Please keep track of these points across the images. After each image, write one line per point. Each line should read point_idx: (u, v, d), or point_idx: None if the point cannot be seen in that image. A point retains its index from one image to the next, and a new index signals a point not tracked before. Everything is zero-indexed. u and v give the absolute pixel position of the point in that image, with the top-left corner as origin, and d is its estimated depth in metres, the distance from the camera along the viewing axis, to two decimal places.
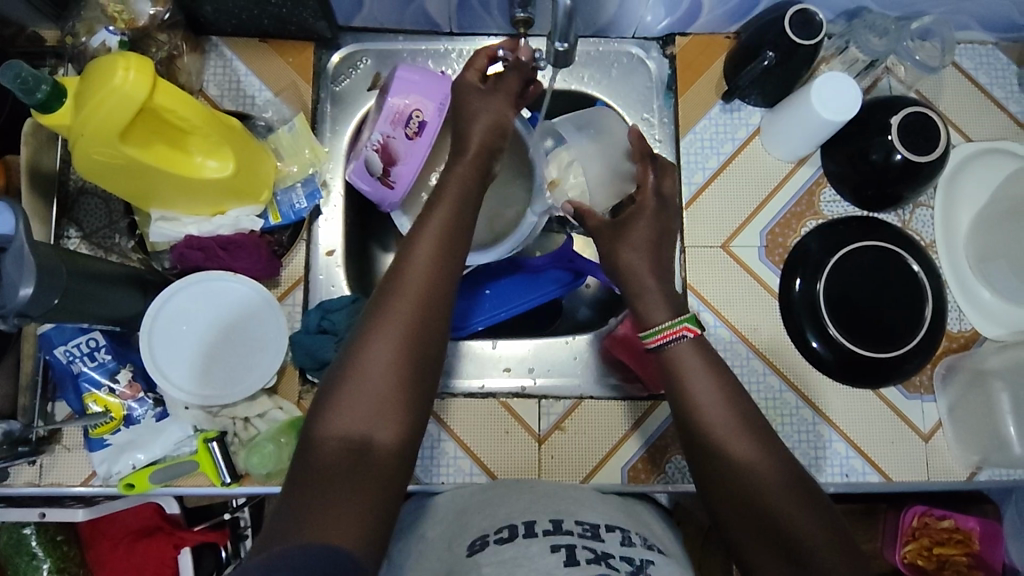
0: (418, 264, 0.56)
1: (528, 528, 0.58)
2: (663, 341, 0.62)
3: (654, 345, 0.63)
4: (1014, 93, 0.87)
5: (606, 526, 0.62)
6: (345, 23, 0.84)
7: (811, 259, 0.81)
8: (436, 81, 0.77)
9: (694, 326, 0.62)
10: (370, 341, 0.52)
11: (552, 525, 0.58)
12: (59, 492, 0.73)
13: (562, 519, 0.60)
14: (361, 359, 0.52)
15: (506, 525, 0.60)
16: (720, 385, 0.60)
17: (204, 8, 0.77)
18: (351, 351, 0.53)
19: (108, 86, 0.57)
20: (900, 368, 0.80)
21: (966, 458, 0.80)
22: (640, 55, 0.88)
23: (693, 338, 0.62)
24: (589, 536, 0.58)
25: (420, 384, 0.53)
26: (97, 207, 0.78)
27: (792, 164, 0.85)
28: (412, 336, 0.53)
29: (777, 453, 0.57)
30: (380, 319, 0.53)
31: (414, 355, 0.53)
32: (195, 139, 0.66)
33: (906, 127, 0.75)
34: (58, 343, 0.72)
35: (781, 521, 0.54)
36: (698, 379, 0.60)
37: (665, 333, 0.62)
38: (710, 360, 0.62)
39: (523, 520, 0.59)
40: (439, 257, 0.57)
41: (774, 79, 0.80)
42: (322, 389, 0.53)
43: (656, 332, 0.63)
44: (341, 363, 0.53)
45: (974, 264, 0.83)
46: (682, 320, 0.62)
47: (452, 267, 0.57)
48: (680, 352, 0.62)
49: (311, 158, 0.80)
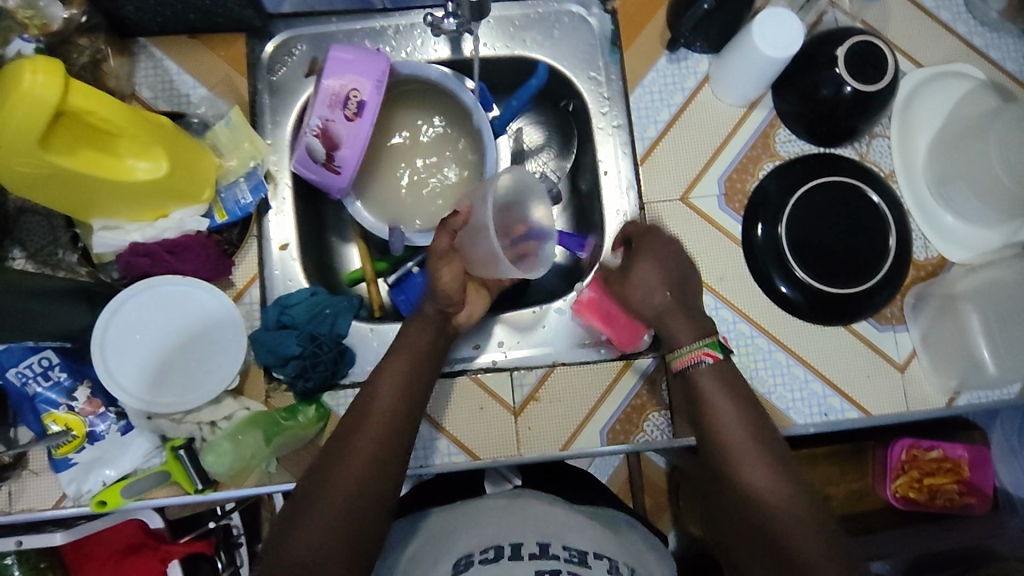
0: (396, 394, 0.65)
1: (514, 551, 0.60)
2: (686, 363, 0.68)
3: (681, 367, 0.69)
4: (961, 14, 0.85)
5: (594, 553, 0.62)
6: (274, 10, 0.81)
7: (771, 203, 0.81)
8: (371, 58, 0.74)
9: (713, 349, 0.68)
10: (354, 456, 0.60)
11: (538, 548, 0.60)
12: (32, 517, 0.72)
13: (550, 542, 0.62)
14: (344, 471, 0.59)
15: (491, 546, 0.61)
16: (732, 395, 0.67)
17: (125, 8, 0.73)
18: (355, 415, 0.64)
19: (16, 91, 0.54)
20: (870, 300, 0.80)
21: (943, 384, 0.81)
22: (581, 12, 0.85)
23: (712, 362, 0.68)
24: (575, 561, 0.59)
25: (388, 497, 0.60)
26: (38, 224, 0.75)
27: (745, 108, 0.84)
28: (385, 456, 0.61)
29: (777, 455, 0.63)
30: (359, 440, 0.61)
31: (392, 464, 0.61)
32: (123, 141, 0.63)
33: (852, 58, 0.74)
34: (9, 365, 0.69)
35: (773, 516, 0.59)
36: (716, 390, 0.67)
37: (690, 355, 0.68)
38: (725, 375, 0.68)
39: (509, 543, 0.61)
40: (409, 391, 0.66)
41: (717, 22, 0.77)
42: (332, 441, 0.63)
43: (680, 354, 0.69)
44: (348, 423, 0.63)
45: (934, 190, 0.82)
46: (703, 345, 0.68)
47: (420, 395, 0.66)
48: (701, 372, 0.68)
49: (251, 150, 0.77)
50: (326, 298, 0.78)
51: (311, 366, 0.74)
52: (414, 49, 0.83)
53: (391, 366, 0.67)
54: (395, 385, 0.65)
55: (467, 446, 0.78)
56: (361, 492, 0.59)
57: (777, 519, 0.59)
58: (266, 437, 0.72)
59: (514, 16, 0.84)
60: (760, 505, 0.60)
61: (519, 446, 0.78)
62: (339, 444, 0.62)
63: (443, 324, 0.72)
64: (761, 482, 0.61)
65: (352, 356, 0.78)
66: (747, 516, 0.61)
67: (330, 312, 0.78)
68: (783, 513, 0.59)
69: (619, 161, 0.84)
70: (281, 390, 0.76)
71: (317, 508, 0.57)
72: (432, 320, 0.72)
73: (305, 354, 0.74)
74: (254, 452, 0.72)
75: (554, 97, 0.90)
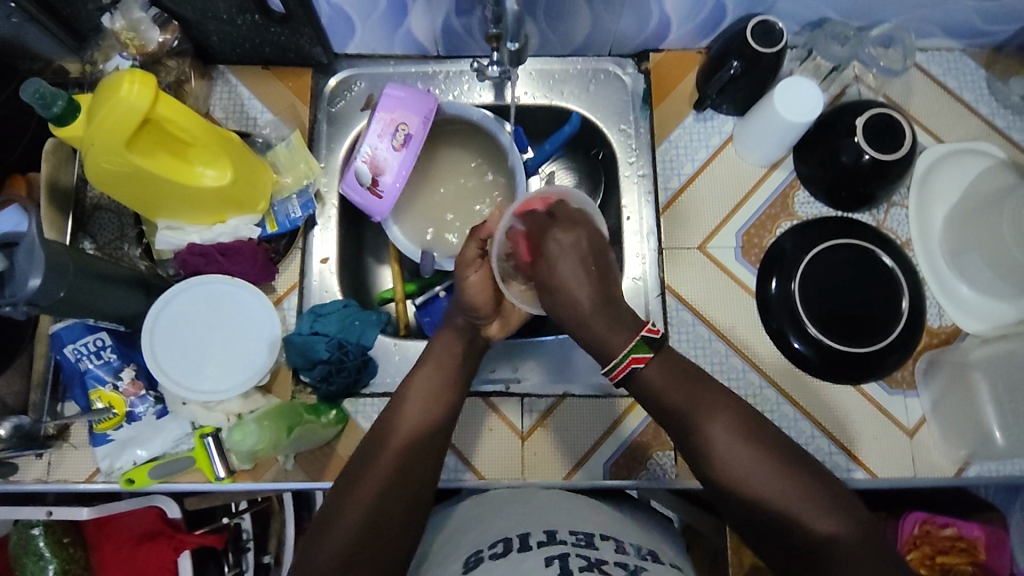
0: (418, 407, 0.68)
1: (522, 542, 0.61)
2: (623, 372, 0.63)
3: (618, 377, 0.63)
4: (983, 96, 0.88)
5: (601, 534, 0.63)
6: (340, 49, 0.89)
7: (787, 259, 0.84)
8: (421, 97, 0.82)
9: (643, 354, 0.63)
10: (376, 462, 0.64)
11: (546, 536, 0.61)
12: (64, 487, 0.78)
13: (557, 530, 0.63)
14: (366, 477, 0.63)
15: (500, 540, 0.62)
16: (695, 400, 0.62)
17: (211, 38, 0.83)
18: (378, 436, 0.67)
19: (114, 98, 0.63)
20: (882, 363, 0.81)
21: (953, 453, 0.80)
22: (616, 71, 0.92)
23: (646, 365, 0.63)
24: (582, 544, 0.60)
25: (416, 500, 0.63)
26: (110, 221, 0.83)
27: (766, 168, 0.88)
28: (408, 462, 0.64)
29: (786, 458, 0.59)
30: (381, 451, 0.65)
31: (409, 475, 0.64)
32: (195, 151, 0.72)
33: (870, 128, 0.78)
34: (68, 342, 0.76)
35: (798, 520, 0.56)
36: (692, 403, 0.62)
37: (619, 367, 0.63)
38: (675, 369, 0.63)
39: (518, 534, 0.63)
40: (433, 402, 0.69)
41: (742, 87, 0.83)
42: (355, 461, 0.65)
43: (612, 365, 0.63)
44: (371, 446, 0.66)
45: (949, 259, 0.84)
46: (630, 352, 0.62)
47: (444, 406, 0.70)
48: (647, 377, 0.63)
49: (306, 171, 0.85)
50: (358, 310, 0.84)
51: (336, 371, 0.79)
52: (460, 93, 0.91)
53: (413, 380, 0.71)
54: (418, 398, 0.69)
55: (475, 464, 0.81)
56: (386, 495, 0.62)
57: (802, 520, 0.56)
58: (288, 426, 0.76)
59: (554, 70, 0.92)
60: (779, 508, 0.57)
61: (525, 470, 0.81)
62: (365, 455, 0.65)
63: (473, 334, 0.76)
64: (773, 491, 0.57)
65: (374, 368, 0.83)
66: (771, 526, 0.57)
67: (359, 324, 0.83)
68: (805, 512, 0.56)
69: (642, 208, 0.88)
70: (306, 393, 0.81)
71: (341, 515, 0.60)
72: (462, 331, 0.76)
73: (332, 359, 0.79)
74: (275, 440, 0.75)
75: (586, 145, 0.96)
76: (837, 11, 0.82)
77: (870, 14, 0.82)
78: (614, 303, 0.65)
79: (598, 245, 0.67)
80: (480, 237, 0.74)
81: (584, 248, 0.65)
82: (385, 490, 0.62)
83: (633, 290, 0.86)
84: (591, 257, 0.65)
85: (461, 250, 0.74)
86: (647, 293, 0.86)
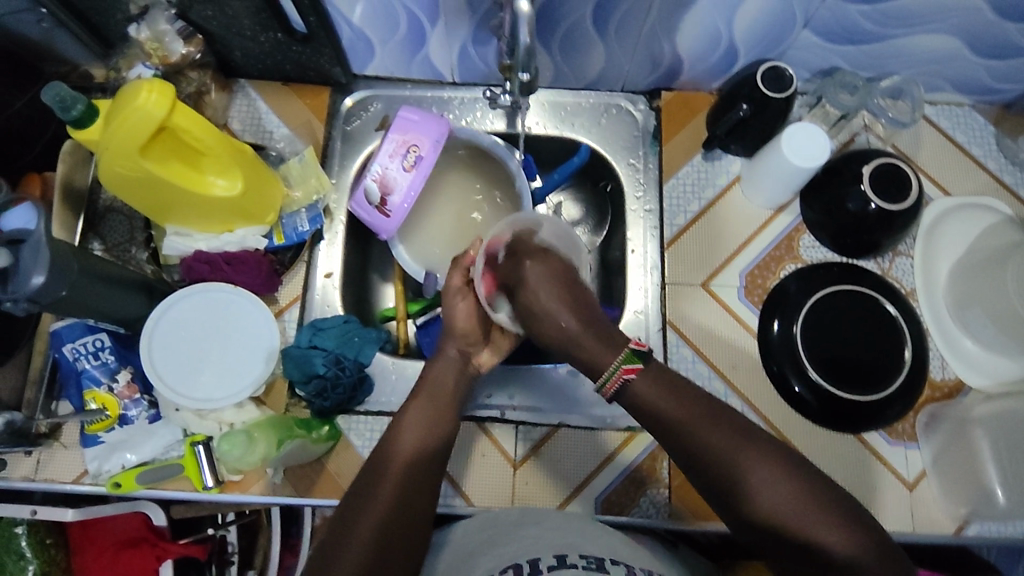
0: (417, 436, 0.68)
1: (532, 566, 0.59)
2: (614, 386, 0.62)
3: (611, 393, 0.63)
4: (992, 152, 0.89)
5: (612, 559, 0.61)
6: (359, 71, 0.91)
7: (790, 301, 0.83)
8: (434, 121, 0.83)
9: (633, 364, 0.62)
10: (379, 489, 0.63)
11: (556, 560, 0.59)
12: (49, 488, 0.77)
13: (567, 554, 0.61)
14: (372, 503, 0.62)
15: (510, 567, 0.60)
16: (694, 408, 0.60)
17: (234, 53, 0.85)
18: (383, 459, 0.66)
19: (132, 105, 0.64)
20: (882, 413, 0.80)
21: (954, 510, 0.78)
22: (628, 107, 0.93)
23: (639, 376, 0.62)
24: (592, 569, 0.59)
25: (422, 522, 0.63)
26: (121, 224, 0.84)
27: (772, 211, 0.89)
28: (409, 488, 0.64)
29: (787, 462, 0.57)
30: (385, 473, 0.65)
31: (416, 500, 0.64)
32: (208, 160, 0.73)
33: (877, 177, 0.79)
34: (67, 340, 0.77)
35: (804, 526, 0.55)
36: (694, 418, 0.59)
37: (612, 379, 0.62)
38: (662, 381, 0.62)
39: (527, 559, 0.60)
40: (428, 430, 0.69)
41: (752, 131, 0.84)
42: (362, 481, 0.65)
43: (604, 381, 0.63)
44: (374, 467, 0.66)
45: (953, 311, 0.83)
46: (620, 364, 0.62)
47: (440, 434, 0.70)
48: (637, 387, 0.61)
49: (316, 186, 0.86)
50: (358, 327, 0.84)
51: (331, 387, 0.79)
52: (473, 119, 0.92)
53: (408, 408, 0.71)
54: (416, 424, 0.69)
55: (466, 490, 0.80)
56: (393, 518, 0.61)
57: (809, 525, 0.54)
58: (278, 440, 0.74)
59: (567, 102, 0.93)
60: (782, 515, 0.55)
61: (515, 499, 0.80)
62: (368, 477, 0.65)
63: (464, 364, 0.76)
64: (781, 502, 0.55)
65: (370, 386, 0.83)
66: (778, 538, 0.55)
67: (358, 340, 0.83)
68: (812, 517, 0.54)
69: (647, 242, 0.89)
70: (299, 406, 0.81)
71: (352, 536, 0.60)
72: (453, 360, 0.76)
73: (328, 375, 0.79)
74: (265, 452, 0.74)
75: (595, 177, 0.97)
76: (847, 61, 0.84)
77: (881, 65, 0.84)
78: (596, 327, 0.65)
79: (569, 274, 0.69)
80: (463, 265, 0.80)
81: (559, 279, 0.68)
82: (393, 513, 0.62)
83: (635, 322, 0.87)
84: (566, 284, 0.68)
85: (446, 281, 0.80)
86: (647, 327, 0.86)
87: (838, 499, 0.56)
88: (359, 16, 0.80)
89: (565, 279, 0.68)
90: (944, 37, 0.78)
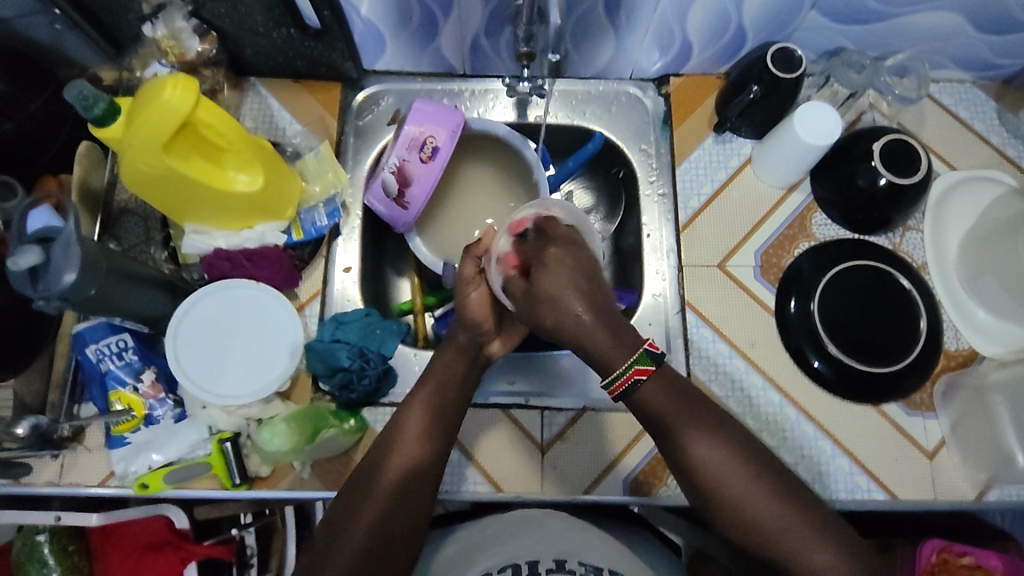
0: (420, 428, 0.67)
1: (532, 567, 0.68)
2: (621, 386, 0.61)
3: (617, 391, 0.62)
4: (994, 126, 0.91)
5: (608, 569, 0.69)
6: (370, 66, 0.92)
7: (804, 279, 0.85)
8: (449, 112, 0.83)
9: (645, 366, 0.61)
10: (380, 478, 0.64)
11: (555, 565, 0.68)
12: (76, 491, 0.76)
13: (566, 560, 0.69)
14: (372, 493, 0.63)
15: (510, 566, 0.69)
16: (698, 422, 0.62)
17: (245, 50, 0.85)
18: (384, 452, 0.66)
19: (157, 101, 0.64)
20: (899, 384, 0.82)
21: (974, 477, 0.80)
22: (637, 94, 0.94)
23: (647, 378, 0.62)
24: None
25: (422, 513, 0.64)
26: (136, 224, 0.84)
27: (784, 191, 0.90)
28: (406, 487, 0.64)
29: (781, 484, 0.61)
30: (385, 468, 0.65)
31: (414, 498, 0.64)
32: (229, 156, 0.73)
33: (887, 153, 0.80)
34: (90, 342, 0.77)
35: (789, 547, 0.59)
36: (692, 424, 0.62)
37: (621, 379, 0.61)
38: (673, 393, 0.63)
39: (527, 561, 0.69)
40: (434, 417, 0.68)
41: (761, 112, 0.85)
42: (358, 477, 0.65)
43: (612, 380, 0.61)
44: (375, 460, 0.65)
45: (965, 281, 0.85)
46: (633, 365, 0.61)
47: (445, 427, 0.68)
48: (644, 393, 0.62)
49: (333, 180, 0.86)
50: (378, 320, 0.83)
51: (356, 379, 0.79)
52: (485, 111, 0.93)
53: (416, 393, 0.70)
54: (419, 417, 0.68)
55: (495, 477, 0.80)
56: (393, 511, 0.62)
57: (793, 547, 0.58)
58: (314, 429, 0.74)
59: (577, 91, 0.94)
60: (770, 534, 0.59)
61: (543, 484, 0.80)
62: (367, 470, 0.65)
63: (476, 352, 0.74)
64: (761, 508, 0.59)
65: (394, 377, 0.83)
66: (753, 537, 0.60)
67: (380, 333, 0.82)
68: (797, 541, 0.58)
69: (662, 227, 0.90)
70: (324, 400, 0.80)
71: (350, 527, 0.61)
72: (465, 348, 0.73)
73: (353, 367, 0.78)
74: (298, 443, 0.74)
75: (606, 164, 0.98)
76: (852, 40, 0.86)
77: (885, 44, 0.86)
78: (615, 321, 0.62)
79: (592, 266, 0.65)
80: (475, 254, 0.75)
81: (579, 267, 0.64)
82: (392, 504, 0.62)
83: (654, 305, 0.88)
84: (587, 274, 0.63)
85: (458, 271, 0.75)
86: (666, 309, 0.87)
87: (826, 522, 0.60)
88: (372, 9, 0.80)
89: (585, 271, 0.64)
90: (947, 14, 0.80)
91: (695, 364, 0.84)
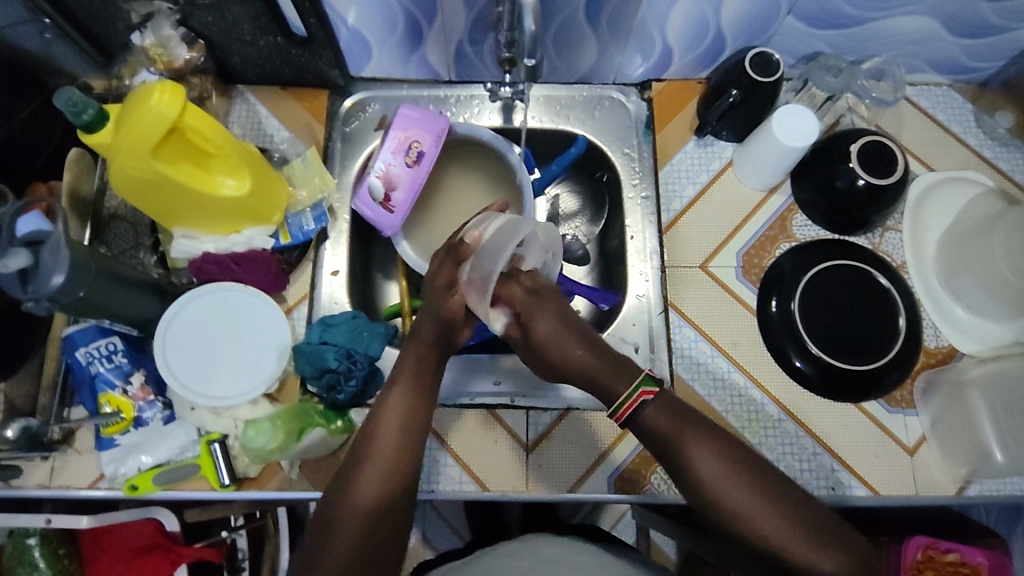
0: (397, 432, 0.64)
1: None
2: (627, 412, 0.62)
3: (622, 418, 0.63)
4: (972, 128, 0.93)
5: None
6: (356, 73, 0.93)
7: (786, 280, 0.86)
8: (434, 117, 0.85)
9: (650, 387, 0.63)
10: (355, 497, 0.61)
11: None
12: (66, 493, 0.77)
13: None
14: (346, 510, 0.60)
15: None
16: (697, 435, 0.61)
17: (233, 59, 0.87)
18: (359, 461, 0.63)
19: (145, 107, 0.66)
20: (879, 382, 0.82)
21: (954, 472, 0.80)
22: (620, 98, 0.96)
23: (653, 399, 0.63)
24: None
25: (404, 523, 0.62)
26: (125, 230, 0.85)
27: (765, 193, 0.91)
28: (384, 497, 0.61)
29: (777, 490, 0.59)
30: (363, 477, 0.62)
31: (394, 507, 0.62)
32: (216, 161, 0.74)
33: (865, 154, 0.81)
34: (80, 345, 0.78)
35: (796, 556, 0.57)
36: (685, 435, 0.61)
37: (627, 403, 0.62)
38: (672, 406, 0.63)
39: None
40: (408, 429, 0.65)
41: (740, 114, 0.87)
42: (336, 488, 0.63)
43: (617, 405, 0.63)
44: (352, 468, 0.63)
45: (943, 280, 0.86)
46: (639, 386, 0.62)
47: (420, 430, 0.66)
48: (649, 415, 0.62)
49: (320, 185, 0.87)
50: (366, 321, 0.84)
51: (344, 380, 0.79)
52: (470, 116, 0.95)
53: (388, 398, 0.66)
54: (395, 421, 0.65)
55: (478, 477, 0.81)
56: (367, 533, 0.59)
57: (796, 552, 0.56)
58: (300, 428, 0.75)
59: (561, 96, 0.96)
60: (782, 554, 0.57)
61: (528, 483, 0.81)
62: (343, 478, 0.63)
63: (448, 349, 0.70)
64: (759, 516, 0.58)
65: (381, 378, 0.84)
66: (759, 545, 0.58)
67: (367, 335, 0.82)
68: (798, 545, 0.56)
69: (645, 229, 0.91)
70: (311, 401, 0.81)
71: (331, 542, 0.59)
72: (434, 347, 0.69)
73: (340, 368, 0.79)
74: (284, 442, 0.74)
75: (590, 169, 1.00)
76: (829, 44, 0.87)
77: (861, 49, 0.88)
78: (613, 355, 0.66)
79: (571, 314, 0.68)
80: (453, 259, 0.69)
81: (563, 320, 0.67)
82: (374, 514, 0.60)
83: (637, 306, 0.89)
84: (567, 323, 0.67)
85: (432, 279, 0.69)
86: (650, 310, 0.88)
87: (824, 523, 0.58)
88: (358, 18, 0.82)
89: (568, 327, 0.67)
90: (922, 19, 0.82)
91: (679, 364, 0.85)
